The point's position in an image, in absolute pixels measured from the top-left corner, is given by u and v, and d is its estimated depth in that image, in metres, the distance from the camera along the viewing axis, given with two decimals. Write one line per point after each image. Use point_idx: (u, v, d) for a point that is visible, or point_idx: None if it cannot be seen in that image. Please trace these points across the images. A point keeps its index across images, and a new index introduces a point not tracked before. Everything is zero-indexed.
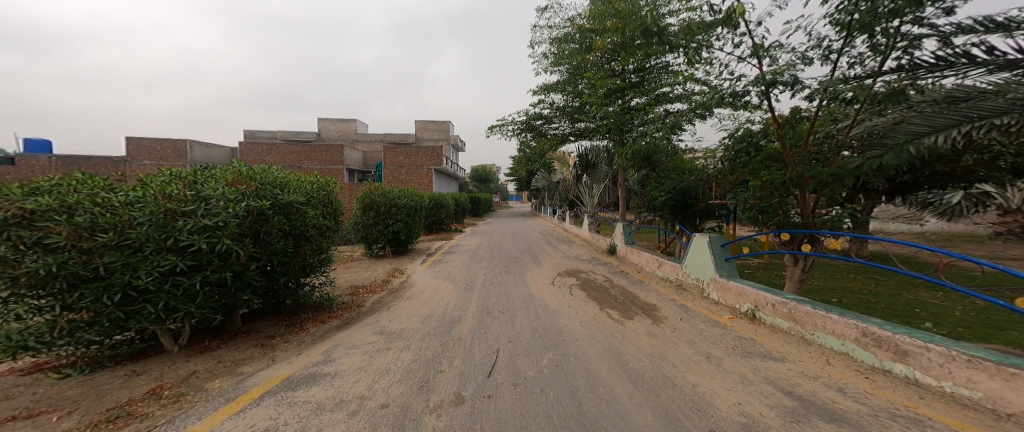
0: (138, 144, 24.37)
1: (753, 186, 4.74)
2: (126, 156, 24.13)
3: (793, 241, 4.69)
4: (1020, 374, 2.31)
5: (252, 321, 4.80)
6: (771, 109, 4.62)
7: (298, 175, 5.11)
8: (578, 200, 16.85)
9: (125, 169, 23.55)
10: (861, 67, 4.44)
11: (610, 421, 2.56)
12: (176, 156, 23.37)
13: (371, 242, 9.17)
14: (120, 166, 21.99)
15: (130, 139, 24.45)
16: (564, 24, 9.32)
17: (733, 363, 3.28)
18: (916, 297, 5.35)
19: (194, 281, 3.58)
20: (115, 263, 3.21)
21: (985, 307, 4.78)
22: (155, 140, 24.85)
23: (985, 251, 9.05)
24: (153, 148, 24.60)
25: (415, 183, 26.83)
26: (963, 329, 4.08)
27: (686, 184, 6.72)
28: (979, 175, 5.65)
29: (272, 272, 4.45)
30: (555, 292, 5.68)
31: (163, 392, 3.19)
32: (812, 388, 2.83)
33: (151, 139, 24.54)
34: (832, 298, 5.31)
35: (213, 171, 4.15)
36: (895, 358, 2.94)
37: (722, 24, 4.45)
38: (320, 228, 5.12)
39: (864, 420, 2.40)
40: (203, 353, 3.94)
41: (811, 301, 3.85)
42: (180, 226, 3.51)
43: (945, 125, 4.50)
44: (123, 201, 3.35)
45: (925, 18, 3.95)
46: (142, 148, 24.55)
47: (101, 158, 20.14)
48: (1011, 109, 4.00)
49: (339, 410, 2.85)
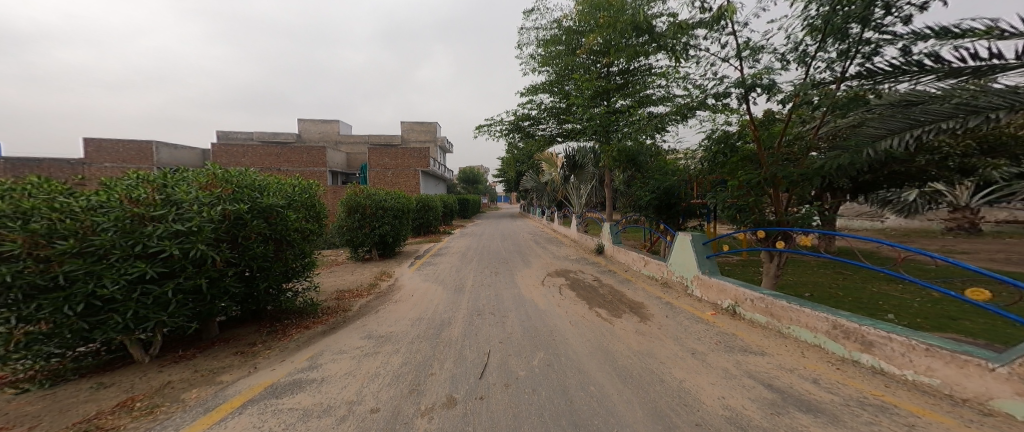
0: (97, 144, 22.64)
1: (730, 185, 4.92)
2: (84, 158, 22.30)
3: (768, 238, 4.93)
4: (972, 361, 2.54)
5: (231, 329, 4.63)
6: (748, 111, 4.80)
7: (278, 178, 4.91)
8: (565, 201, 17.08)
9: (83, 172, 21.87)
10: (829, 71, 4.66)
11: (601, 419, 2.64)
12: (141, 158, 22.00)
13: (356, 246, 8.96)
14: (76, 168, 20.27)
15: (87, 140, 22.68)
16: (551, 25, 9.25)
17: (716, 358, 3.44)
18: (881, 290, 5.72)
19: (166, 289, 3.37)
20: (77, 272, 3.00)
21: (940, 299, 5.18)
22: (116, 141, 23.07)
23: (938, 245, 9.80)
24: (114, 149, 22.86)
25: (401, 185, 26.25)
26: (921, 319, 4.41)
27: (669, 184, 6.96)
28: (931, 174, 6.08)
29: (250, 278, 4.26)
30: (544, 292, 5.75)
31: (135, 404, 3.04)
32: (789, 380, 3.00)
33: (112, 140, 22.80)
34: (805, 292, 5.62)
35: (185, 174, 3.92)
36: (862, 348, 3.16)
37: (707, 26, 4.57)
38: (303, 232, 4.94)
39: (836, 409, 2.57)
40: (177, 363, 3.76)
41: (786, 295, 4.06)
42: (149, 232, 3.30)
43: (900, 129, 4.59)
44: (84, 206, 3.14)
45: (887, 25, 4.17)
46: (101, 150, 22.72)
47: (57, 159, 18.38)
48: (955, 113, 4.15)
49: (328, 416, 2.80)
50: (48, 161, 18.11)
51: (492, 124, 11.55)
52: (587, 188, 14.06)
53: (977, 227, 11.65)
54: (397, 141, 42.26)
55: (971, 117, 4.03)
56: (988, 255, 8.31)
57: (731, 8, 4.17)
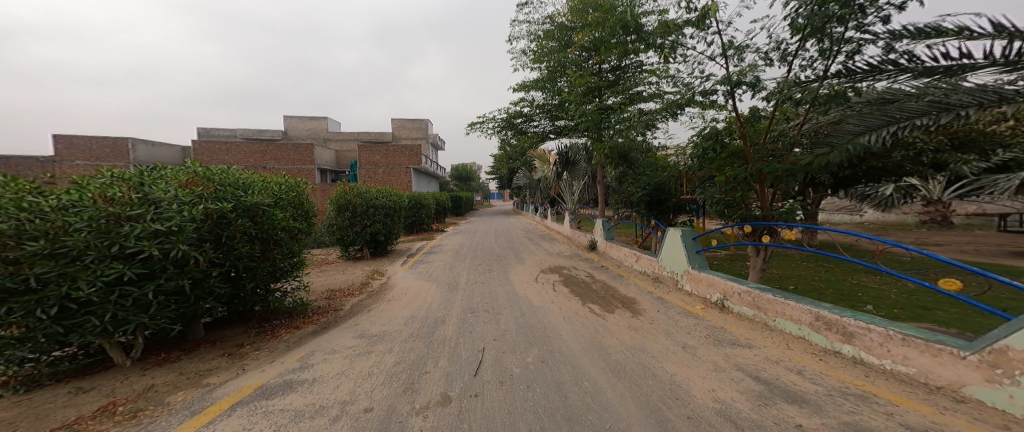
0: (68, 141, 21.67)
1: (718, 181, 5.02)
2: (54, 155, 21.30)
3: (755, 233, 5.04)
4: (945, 350, 2.67)
5: (217, 330, 4.51)
6: (735, 108, 4.87)
7: (263, 176, 4.76)
8: (558, 198, 17.20)
9: (53, 170, 20.82)
10: (811, 70, 4.75)
11: (595, 414, 2.69)
12: (116, 155, 21.14)
13: (347, 244, 8.82)
14: (47, 166, 19.36)
15: (57, 136, 21.65)
16: (543, 20, 9.18)
17: (706, 352, 3.53)
18: (859, 282, 5.95)
19: (146, 290, 3.24)
20: (49, 274, 2.88)
21: (915, 289, 5.42)
22: (90, 138, 22.11)
23: (912, 238, 10.25)
24: (87, 147, 21.87)
25: (392, 183, 25.76)
26: (897, 310, 4.61)
27: (659, 180, 7.04)
28: (907, 170, 6.31)
29: (236, 279, 4.15)
30: (538, 289, 5.80)
31: (117, 408, 2.94)
32: (775, 371, 3.11)
33: (85, 136, 21.83)
34: (789, 285, 5.80)
35: (163, 172, 3.77)
36: (843, 340, 3.29)
37: (695, 24, 4.61)
38: (290, 231, 4.81)
39: (820, 400, 2.68)
40: (161, 366, 3.65)
41: (772, 289, 4.19)
42: (125, 232, 3.15)
43: (877, 125, 4.79)
44: (54, 205, 3.00)
45: (867, 25, 4.27)
46: (73, 146, 21.74)
47: (27, 157, 17.52)
48: (929, 111, 4.36)
49: (321, 416, 2.77)
50: (17, 159, 17.23)
51: (484, 121, 11.48)
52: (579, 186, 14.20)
53: (947, 219, 12.41)
54: (390, 139, 41.62)
55: (943, 114, 4.21)
56: (959, 247, 8.73)
57: (716, 6, 4.20)
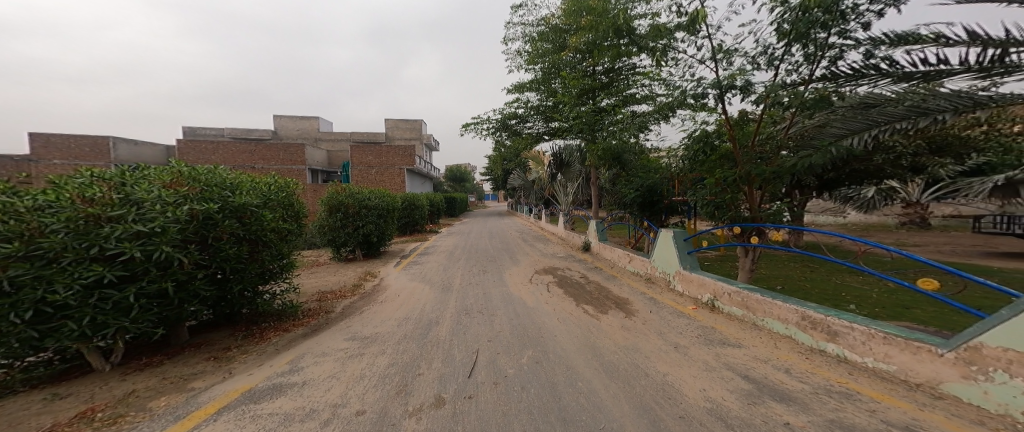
0: (44, 139, 20.83)
1: (709, 183, 5.11)
2: (29, 154, 20.44)
3: (744, 234, 5.15)
4: (924, 347, 2.78)
5: (202, 333, 4.39)
6: (724, 111, 4.95)
7: (251, 176, 4.64)
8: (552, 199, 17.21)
9: (28, 169, 19.97)
10: (797, 74, 4.86)
11: (589, 414, 2.71)
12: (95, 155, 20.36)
13: (338, 246, 8.69)
14: (21, 165, 18.56)
15: (31, 134, 20.77)
16: (537, 21, 9.16)
17: (697, 351, 3.60)
18: (843, 282, 6.12)
19: (127, 293, 3.11)
20: (24, 277, 2.75)
21: (895, 289, 5.60)
22: (67, 136, 21.31)
23: (893, 238, 10.59)
24: (64, 146, 21.04)
25: (385, 184, 25.43)
26: (880, 309, 4.76)
27: (652, 182, 7.11)
28: (888, 173, 6.51)
29: (223, 281, 4.05)
30: (532, 290, 5.81)
31: (96, 414, 2.84)
32: (763, 370, 3.19)
33: (63, 134, 20.99)
34: (776, 285, 5.94)
35: (146, 172, 3.65)
36: (828, 338, 3.39)
37: (686, 28, 4.66)
38: (280, 232, 4.70)
39: (806, 398, 2.76)
40: (143, 371, 3.54)
41: (761, 289, 4.29)
42: (105, 233, 3.03)
43: (859, 129, 4.91)
44: (30, 206, 2.89)
45: (849, 31, 4.38)
46: (49, 144, 20.89)
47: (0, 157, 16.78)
48: (907, 115, 4.42)
49: (311, 420, 2.73)
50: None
51: (479, 122, 11.43)
52: (573, 187, 14.21)
53: (924, 220, 12.86)
54: (383, 139, 41.01)
55: (921, 118, 4.30)
56: (937, 247, 9.04)
57: (705, 10, 4.26)
